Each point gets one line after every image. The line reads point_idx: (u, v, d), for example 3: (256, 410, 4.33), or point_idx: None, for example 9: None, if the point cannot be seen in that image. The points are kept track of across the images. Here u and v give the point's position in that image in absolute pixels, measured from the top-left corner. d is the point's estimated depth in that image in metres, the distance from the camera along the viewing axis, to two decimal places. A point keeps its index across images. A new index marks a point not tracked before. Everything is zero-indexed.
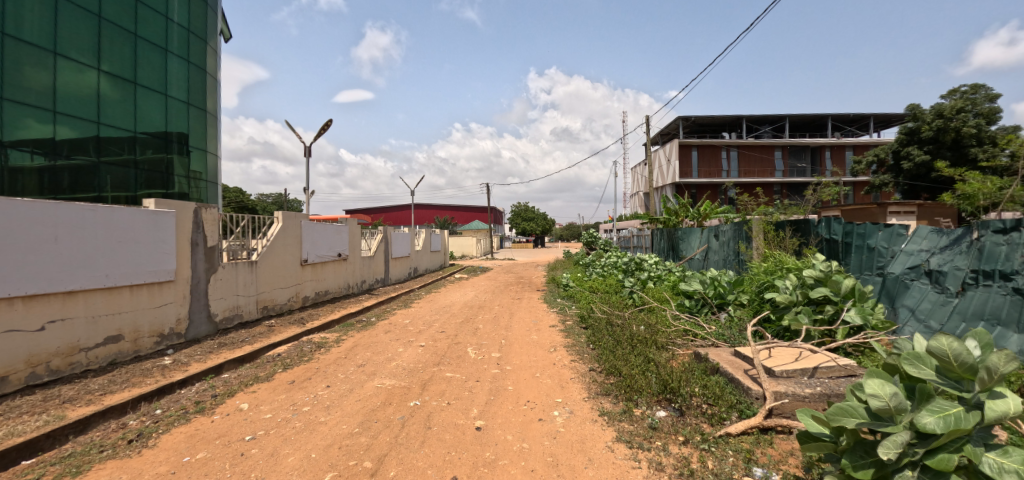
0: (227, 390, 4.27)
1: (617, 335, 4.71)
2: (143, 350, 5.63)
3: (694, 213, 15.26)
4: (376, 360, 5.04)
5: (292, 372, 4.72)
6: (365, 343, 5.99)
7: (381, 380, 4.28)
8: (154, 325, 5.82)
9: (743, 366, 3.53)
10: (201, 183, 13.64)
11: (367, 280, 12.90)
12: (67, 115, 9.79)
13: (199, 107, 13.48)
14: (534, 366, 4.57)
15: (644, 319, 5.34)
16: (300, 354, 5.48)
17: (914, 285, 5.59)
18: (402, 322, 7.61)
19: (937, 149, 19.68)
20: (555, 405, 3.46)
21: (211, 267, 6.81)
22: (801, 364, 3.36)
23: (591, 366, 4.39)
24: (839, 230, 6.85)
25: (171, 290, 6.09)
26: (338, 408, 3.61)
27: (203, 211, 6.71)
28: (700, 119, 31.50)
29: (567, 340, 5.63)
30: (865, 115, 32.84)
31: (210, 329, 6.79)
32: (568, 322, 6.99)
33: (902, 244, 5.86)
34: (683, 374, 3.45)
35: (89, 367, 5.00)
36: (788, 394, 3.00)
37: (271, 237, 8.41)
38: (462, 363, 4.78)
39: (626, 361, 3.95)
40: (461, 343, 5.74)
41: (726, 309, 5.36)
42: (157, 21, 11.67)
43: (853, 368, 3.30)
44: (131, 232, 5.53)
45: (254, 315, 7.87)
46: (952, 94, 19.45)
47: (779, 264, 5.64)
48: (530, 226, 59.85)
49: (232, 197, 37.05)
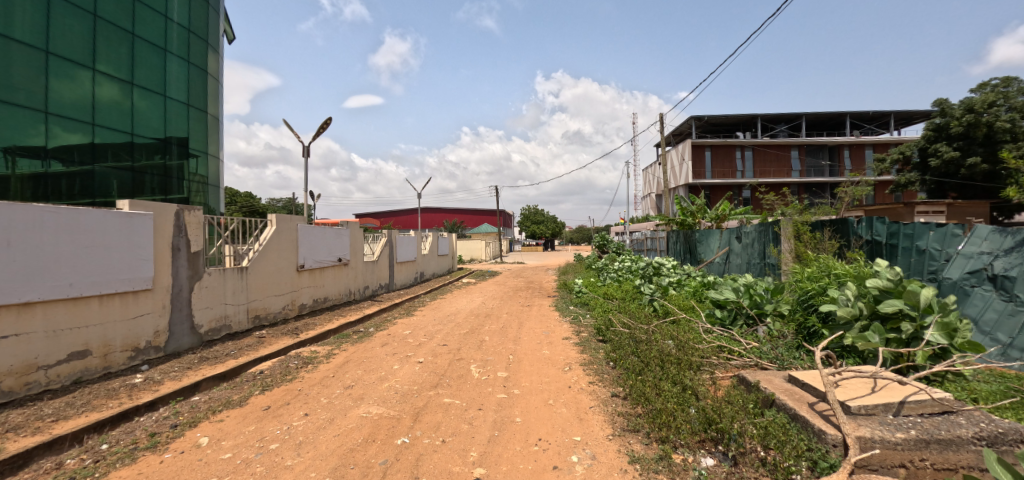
0: (190, 418, 3.69)
1: (643, 354, 4.04)
2: (114, 366, 5.11)
3: (711, 214, 14.50)
4: (366, 381, 4.44)
5: (271, 395, 4.15)
6: (359, 358, 5.40)
7: (367, 407, 3.67)
8: (127, 338, 5.30)
9: (807, 398, 2.83)
10: (204, 187, 13.23)
11: (370, 286, 12.39)
12: (62, 117, 9.37)
13: (201, 109, 13.09)
14: (548, 390, 3.93)
15: (672, 333, 4.66)
16: (285, 371, 4.91)
17: (975, 292, 4.81)
18: (402, 333, 6.99)
19: (967, 146, 18.62)
20: (573, 447, 2.82)
21: (194, 274, 6.28)
22: (880, 397, 2.69)
23: (614, 392, 3.75)
24: (883, 231, 6.11)
25: (148, 300, 5.57)
26: (311, 446, 3.00)
27: (186, 213, 6.21)
28: (713, 119, 30.58)
29: (584, 357, 4.99)
30: (885, 113, 31.68)
31: (193, 341, 6.26)
32: (583, 333, 6.36)
33: (959, 246, 5.06)
34: (732, 407, 2.79)
35: (48, 387, 4.49)
36: (874, 441, 2.35)
37: (263, 241, 7.86)
38: (463, 385, 4.17)
39: (657, 388, 3.27)
40: (464, 359, 5.12)
41: (766, 322, 4.66)
42: (155, 20, 11.29)
43: (950, 404, 2.63)
44: (99, 237, 5.02)
45: (245, 325, 7.34)
46: (982, 87, 18.40)
47: (827, 269, 4.92)
48: (540, 229, 59.06)
49: (244, 201, 37.44)
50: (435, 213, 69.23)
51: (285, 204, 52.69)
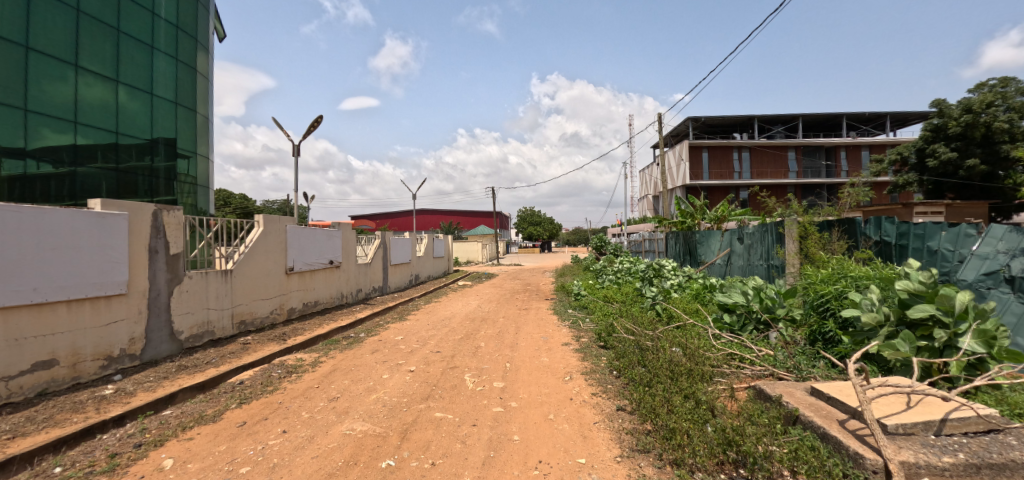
0: (158, 436, 3.38)
1: (650, 363, 3.75)
2: (84, 377, 4.78)
3: (711, 215, 14.30)
4: (353, 392, 4.14)
5: (248, 409, 3.84)
6: (346, 367, 5.09)
7: (352, 423, 3.36)
8: (99, 346, 4.96)
9: (836, 415, 2.57)
10: (192, 188, 12.82)
11: (364, 289, 12.08)
12: (41, 114, 8.97)
13: (189, 107, 12.70)
14: (547, 403, 3.64)
15: (679, 339, 4.39)
16: (267, 382, 4.61)
17: (992, 294, 4.55)
18: (394, 338, 6.68)
19: (966, 146, 18.46)
20: (576, 471, 2.54)
21: (174, 278, 5.95)
22: (918, 413, 2.42)
23: (619, 405, 3.46)
24: (892, 231, 5.89)
25: (123, 305, 5.23)
26: (286, 470, 2.69)
27: (165, 213, 5.87)
28: (710, 119, 30.37)
29: (585, 365, 4.72)
30: (881, 114, 31.58)
31: (172, 349, 5.92)
32: (583, 339, 6.08)
33: (973, 246, 4.83)
34: (754, 426, 2.52)
35: (10, 399, 4.15)
36: (920, 467, 2.08)
37: (249, 244, 7.54)
38: (456, 397, 3.86)
39: (669, 403, 2.99)
40: (458, 368, 4.83)
41: (777, 328, 4.42)
42: (142, 16, 10.94)
43: (997, 422, 2.37)
44: (67, 238, 4.70)
45: (229, 331, 7.00)
46: (980, 87, 18.22)
47: (842, 272, 4.68)
48: (537, 231, 58.84)
49: (239, 201, 37.21)
50: (432, 214, 68.88)
51: (280, 206, 52.38)
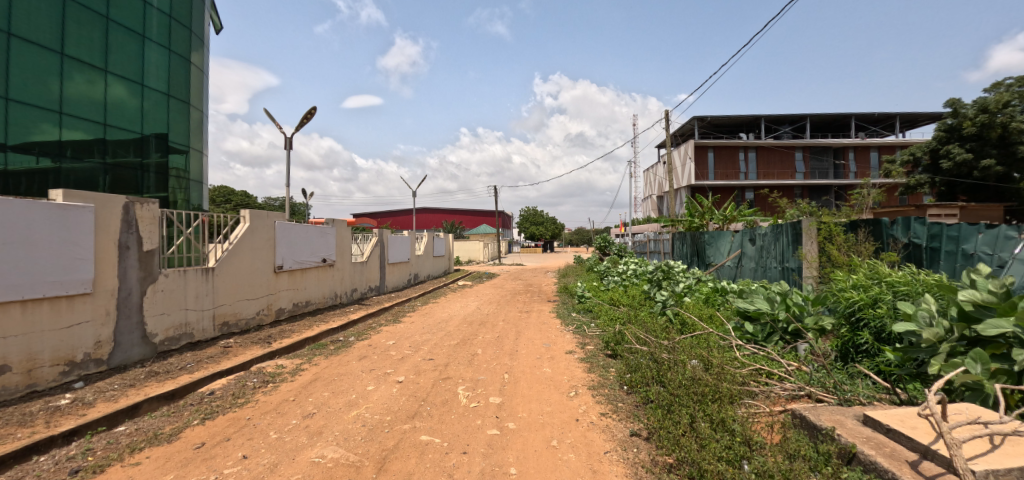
0: (101, 460, 2.93)
1: (669, 381, 3.29)
2: (41, 384, 4.35)
3: (719, 215, 13.73)
4: (332, 407, 3.69)
5: (212, 427, 3.39)
6: (329, 376, 4.65)
7: (323, 449, 2.89)
8: (59, 350, 4.52)
9: (904, 454, 2.10)
10: (185, 183, 12.34)
11: (359, 288, 11.64)
12: (24, 105, 8.50)
13: (183, 100, 12.25)
14: (550, 424, 3.18)
15: (697, 351, 3.93)
16: (240, 392, 4.18)
17: None
18: (385, 343, 6.24)
19: (981, 146, 17.75)
20: None
21: (148, 277, 5.51)
22: (1012, 456, 1.96)
23: (633, 430, 3.01)
24: (922, 233, 5.35)
25: (87, 305, 4.78)
26: None
27: (138, 207, 5.43)
28: (716, 119, 29.77)
29: (590, 378, 4.25)
30: (891, 115, 30.92)
31: (145, 352, 5.48)
32: (588, 347, 5.62)
33: (1016, 250, 4.57)
34: (805, 470, 2.06)
35: None
36: None
37: (234, 240, 7.12)
38: (446, 415, 3.40)
39: (694, 433, 2.54)
40: (451, 379, 4.36)
41: (807, 339, 3.94)
42: (133, 4, 10.50)
43: None
44: (22, 232, 4.26)
45: (210, 333, 6.57)
46: (996, 87, 17.61)
47: (876, 276, 4.19)
48: (541, 231, 58.29)
49: (239, 199, 37.13)
50: (434, 213, 68.52)
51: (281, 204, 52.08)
